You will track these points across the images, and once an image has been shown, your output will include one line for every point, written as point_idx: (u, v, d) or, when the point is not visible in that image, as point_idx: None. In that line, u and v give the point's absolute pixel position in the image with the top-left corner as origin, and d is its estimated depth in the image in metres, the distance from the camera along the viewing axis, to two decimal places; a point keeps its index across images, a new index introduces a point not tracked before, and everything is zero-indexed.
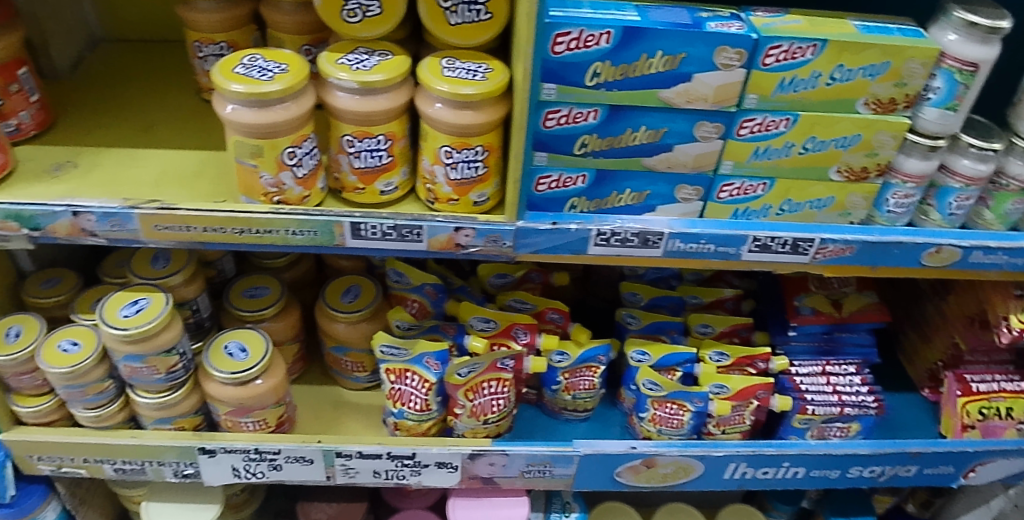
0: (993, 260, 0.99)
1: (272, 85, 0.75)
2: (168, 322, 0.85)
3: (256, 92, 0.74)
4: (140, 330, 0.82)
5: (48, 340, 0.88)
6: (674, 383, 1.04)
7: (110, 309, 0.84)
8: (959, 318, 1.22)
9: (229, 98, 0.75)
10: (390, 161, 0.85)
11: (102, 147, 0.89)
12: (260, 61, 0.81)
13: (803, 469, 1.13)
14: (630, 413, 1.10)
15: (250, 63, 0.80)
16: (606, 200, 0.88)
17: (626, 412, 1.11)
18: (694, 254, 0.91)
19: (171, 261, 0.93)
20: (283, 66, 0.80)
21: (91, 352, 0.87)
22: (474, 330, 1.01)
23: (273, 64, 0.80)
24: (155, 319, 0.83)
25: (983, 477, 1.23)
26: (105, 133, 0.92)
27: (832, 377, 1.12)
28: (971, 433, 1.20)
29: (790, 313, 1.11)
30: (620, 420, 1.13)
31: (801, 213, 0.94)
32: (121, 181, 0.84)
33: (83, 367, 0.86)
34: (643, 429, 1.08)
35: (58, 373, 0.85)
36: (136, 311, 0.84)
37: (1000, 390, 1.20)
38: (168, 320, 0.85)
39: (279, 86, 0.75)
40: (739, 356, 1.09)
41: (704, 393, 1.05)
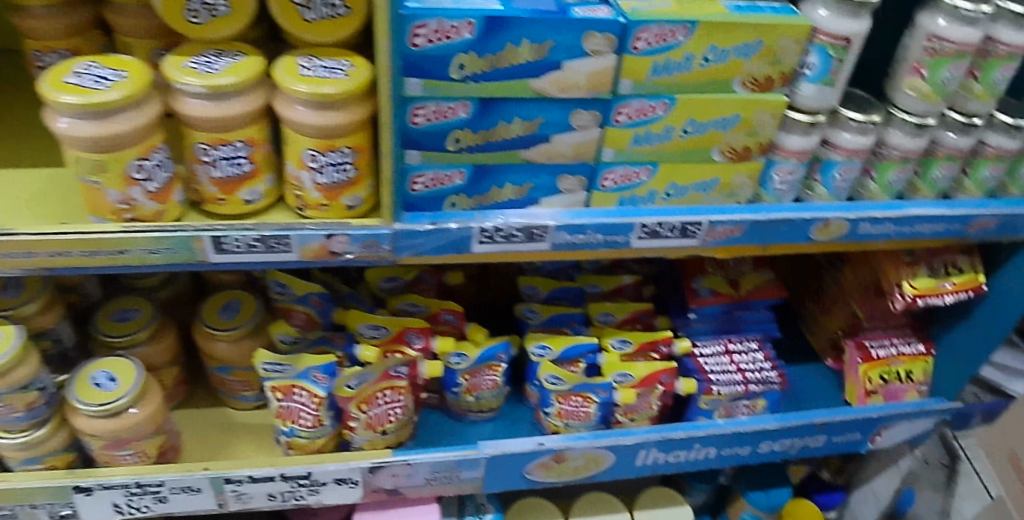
0: (880, 230, 1.00)
1: (111, 94, 0.69)
2: (21, 356, 0.80)
3: (93, 102, 0.68)
4: None
5: None
6: (577, 376, 1.04)
7: None
8: (857, 288, 1.27)
9: (62, 111, 0.69)
10: (253, 168, 0.80)
11: None
12: (96, 69, 0.74)
13: (714, 449, 1.16)
14: (538, 409, 1.11)
15: (84, 71, 0.74)
16: (487, 196, 0.86)
17: (535, 408, 1.12)
18: (583, 245, 0.90)
19: (23, 290, 0.87)
20: (123, 73, 0.74)
21: None
22: (364, 338, 0.99)
23: (111, 71, 0.74)
24: (7, 353, 0.78)
25: (889, 440, 1.27)
26: None
27: (734, 356, 1.14)
28: (875, 398, 1.24)
29: (689, 296, 1.14)
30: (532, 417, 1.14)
31: (688, 196, 0.93)
32: None
33: None
34: (552, 423, 1.09)
35: None
36: None
37: (900, 355, 1.25)
38: (19, 355, 0.79)
39: (119, 94, 0.69)
40: (641, 341, 1.10)
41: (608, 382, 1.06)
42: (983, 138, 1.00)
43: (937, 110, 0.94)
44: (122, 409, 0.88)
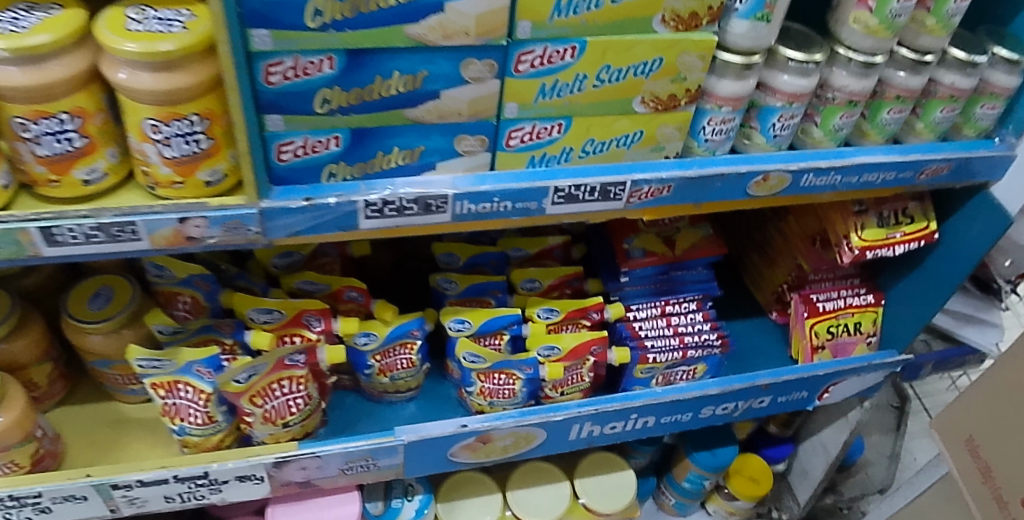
0: (824, 181, 0.91)
1: None
2: None
3: None
4: None
5: None
6: (494, 354, 0.98)
7: None
8: (801, 239, 1.23)
9: None
10: (87, 143, 0.67)
11: None
12: None
13: (653, 418, 1.10)
14: (460, 389, 1.04)
15: None
16: (371, 163, 0.74)
17: (458, 387, 1.05)
18: (489, 214, 0.79)
19: None
20: None
21: None
22: (256, 323, 0.91)
23: None
24: None
25: (838, 395, 1.25)
26: None
27: (672, 318, 1.08)
28: (822, 353, 1.23)
29: (621, 258, 1.06)
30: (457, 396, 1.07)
31: (608, 152, 0.82)
32: None
33: None
34: (475, 402, 1.03)
35: None
36: None
37: (849, 307, 1.24)
38: None
39: None
40: (570, 309, 1.04)
41: (533, 358, 1.00)
42: (935, 77, 0.91)
43: (886, 47, 0.83)
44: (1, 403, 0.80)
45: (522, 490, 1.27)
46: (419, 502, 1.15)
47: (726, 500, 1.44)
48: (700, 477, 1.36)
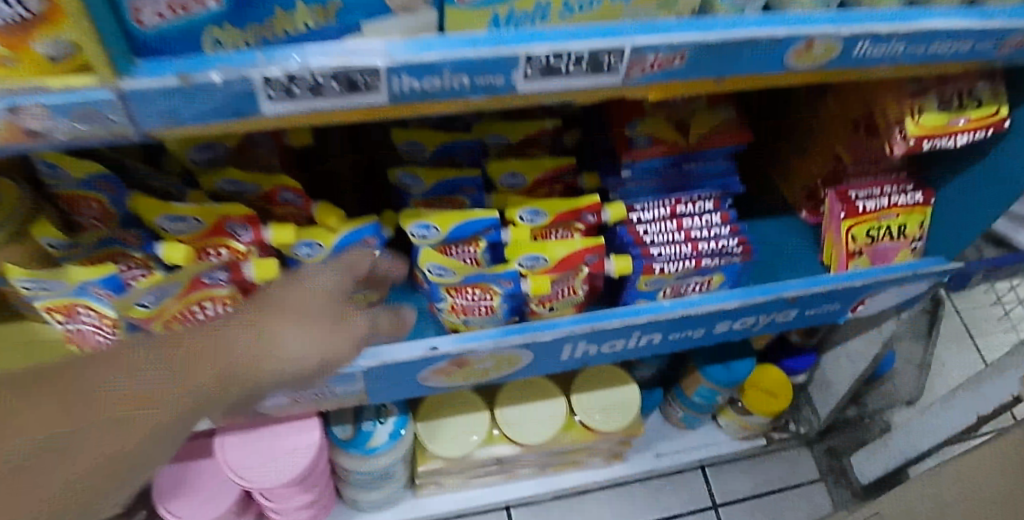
0: (883, 52, 0.70)
1: None
2: None
3: None
4: None
5: None
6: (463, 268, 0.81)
7: None
8: (842, 123, 1.04)
9: None
10: None
11: None
12: None
13: (660, 335, 0.94)
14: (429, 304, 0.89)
15: None
16: (269, 25, 0.57)
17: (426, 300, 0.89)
18: (439, 92, 0.60)
19: None
20: None
21: None
22: (168, 233, 0.75)
23: None
24: None
25: (873, 307, 1.11)
26: None
27: (684, 221, 0.90)
28: (858, 261, 1.06)
29: (622, 148, 0.86)
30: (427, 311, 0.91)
31: (599, 9, 0.62)
32: None
33: None
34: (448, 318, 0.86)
35: None
36: None
37: (891, 207, 1.06)
38: None
39: None
40: (559, 212, 0.85)
41: (514, 270, 0.83)
42: None
43: None
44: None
45: (513, 408, 1.13)
46: (393, 425, 1.02)
47: (739, 413, 1.33)
48: (711, 391, 1.23)
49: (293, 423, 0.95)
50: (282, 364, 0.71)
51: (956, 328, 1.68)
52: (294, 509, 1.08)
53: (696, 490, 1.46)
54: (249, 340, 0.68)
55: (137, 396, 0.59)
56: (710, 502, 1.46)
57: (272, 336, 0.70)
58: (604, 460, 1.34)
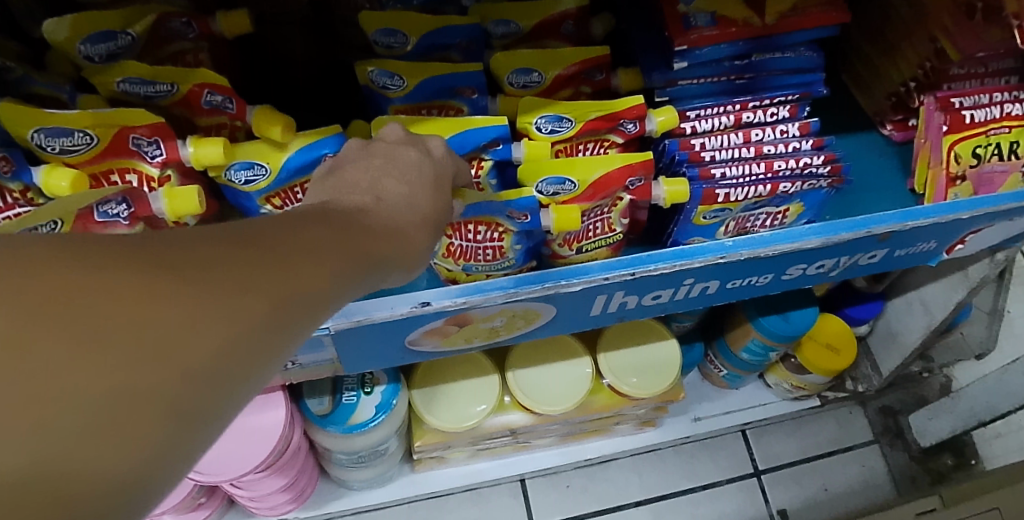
0: None
1: None
2: None
3: None
4: None
5: None
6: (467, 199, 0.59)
7: None
8: (945, 6, 0.79)
9: None
10: None
11: None
12: None
13: (717, 283, 0.73)
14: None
15: None
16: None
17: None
18: None
19: None
20: None
21: None
22: (49, 154, 0.54)
23: None
24: None
25: (973, 245, 0.89)
26: None
27: (752, 132, 0.68)
28: (960, 188, 0.84)
29: (674, 32, 0.63)
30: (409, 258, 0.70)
31: None
32: None
33: None
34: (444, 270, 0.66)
35: None
36: None
37: (1004, 118, 0.83)
38: None
39: None
40: (588, 121, 0.64)
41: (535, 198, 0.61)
42: None
43: None
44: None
45: (527, 370, 0.94)
46: (381, 396, 0.81)
47: (793, 371, 1.14)
48: (763, 348, 1.03)
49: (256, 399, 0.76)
50: (417, 251, 0.43)
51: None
52: (272, 493, 0.91)
53: (737, 456, 1.28)
54: (349, 222, 0.38)
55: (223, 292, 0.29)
56: (753, 469, 1.27)
57: (392, 212, 0.41)
58: (634, 427, 1.15)
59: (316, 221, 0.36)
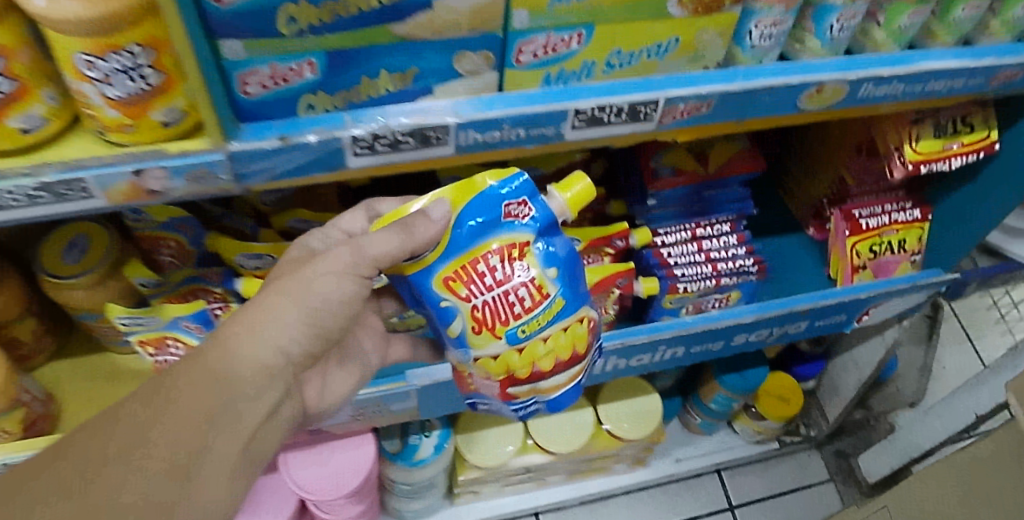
0: (886, 92, 0.75)
1: None
2: None
3: None
4: None
5: None
6: (457, 210, 0.64)
7: None
8: (848, 149, 1.09)
9: None
10: (16, 85, 0.57)
11: None
12: None
13: (682, 348, 1.02)
14: (475, 387, 0.69)
15: None
16: (346, 2, 0.54)
17: (468, 385, 0.70)
18: (499, 143, 0.69)
19: None
20: None
21: None
22: (245, 270, 0.82)
23: None
24: None
25: (878, 315, 1.14)
26: None
27: (704, 243, 0.99)
28: (863, 274, 1.11)
29: (647, 179, 0.95)
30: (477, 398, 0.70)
31: (637, 65, 0.70)
32: None
33: None
34: (498, 361, 0.65)
35: None
36: None
37: (893, 223, 1.11)
38: None
39: None
40: (591, 238, 0.93)
41: (527, 182, 0.66)
42: None
43: None
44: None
45: (545, 419, 1.21)
46: (437, 439, 1.08)
47: (753, 419, 1.41)
48: (727, 398, 1.31)
49: (350, 438, 1.02)
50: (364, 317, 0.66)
51: (955, 332, 1.69)
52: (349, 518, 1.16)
53: (714, 493, 1.53)
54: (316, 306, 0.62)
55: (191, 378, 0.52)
56: (726, 504, 1.53)
57: None
58: (628, 466, 1.42)
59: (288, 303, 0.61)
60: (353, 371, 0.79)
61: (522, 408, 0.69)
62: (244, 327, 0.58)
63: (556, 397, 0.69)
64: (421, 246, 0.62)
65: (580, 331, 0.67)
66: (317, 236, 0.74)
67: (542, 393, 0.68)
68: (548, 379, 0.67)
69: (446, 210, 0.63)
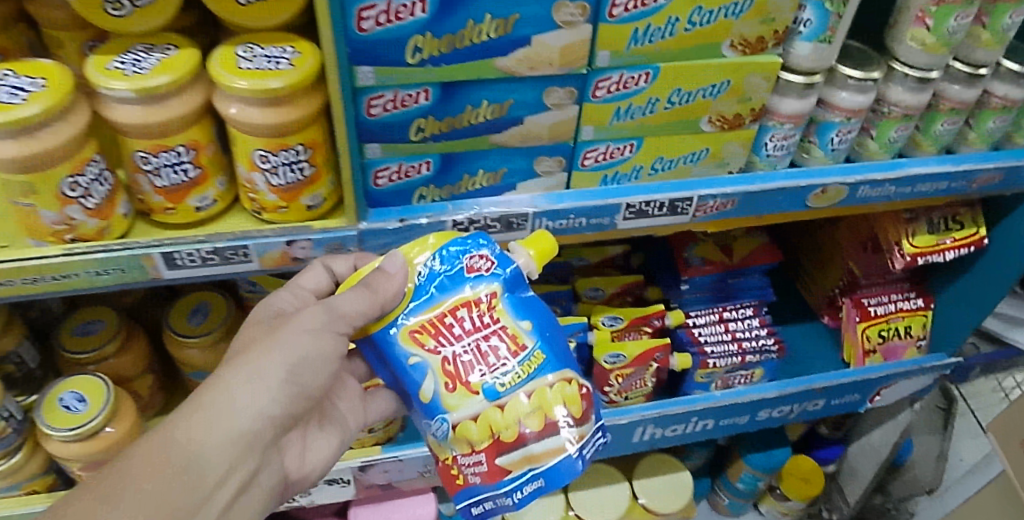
0: (880, 193, 0.92)
1: (120, 82, 0.65)
2: (116, 407, 0.86)
3: (143, 88, 0.65)
4: (88, 428, 0.82)
5: (50, 395, 0.85)
6: (417, 270, 0.67)
7: (51, 400, 0.84)
8: (852, 245, 1.25)
9: (114, 98, 0.66)
10: (200, 173, 0.73)
11: None
12: (142, 53, 0.68)
13: (712, 420, 1.13)
14: (464, 473, 0.64)
15: (130, 55, 0.68)
16: (460, 118, 0.73)
17: (457, 477, 0.65)
18: (566, 229, 0.84)
19: (100, 330, 0.90)
20: (160, 58, 0.68)
21: (99, 411, 0.83)
22: None
23: (140, 53, 0.68)
24: (107, 401, 0.84)
25: (889, 398, 1.25)
26: None
27: (730, 324, 1.13)
28: (875, 358, 1.22)
29: (681, 267, 1.11)
30: (468, 494, 0.64)
31: (676, 169, 0.87)
32: None
33: (90, 427, 0.83)
34: (478, 423, 0.62)
35: (62, 435, 0.82)
36: (78, 403, 0.83)
37: (898, 311, 1.24)
38: (115, 408, 0.85)
39: (126, 85, 0.65)
40: (632, 316, 1.08)
41: (485, 239, 0.68)
42: (987, 88, 0.89)
43: (943, 62, 0.82)
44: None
45: (584, 492, 1.29)
46: None
47: (779, 500, 1.48)
48: (753, 478, 1.39)
49: (412, 498, 1.12)
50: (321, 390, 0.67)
51: (971, 427, 1.63)
52: None
53: None
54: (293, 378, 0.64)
55: (159, 453, 0.55)
56: None
57: None
58: None
59: (268, 376, 0.62)
60: (336, 434, 0.77)
61: (517, 492, 0.63)
62: (213, 394, 0.60)
63: (557, 472, 0.62)
64: (388, 302, 0.65)
65: (569, 391, 0.64)
66: (284, 297, 0.76)
67: (538, 466, 0.62)
68: (540, 444, 0.62)
69: (404, 263, 0.67)
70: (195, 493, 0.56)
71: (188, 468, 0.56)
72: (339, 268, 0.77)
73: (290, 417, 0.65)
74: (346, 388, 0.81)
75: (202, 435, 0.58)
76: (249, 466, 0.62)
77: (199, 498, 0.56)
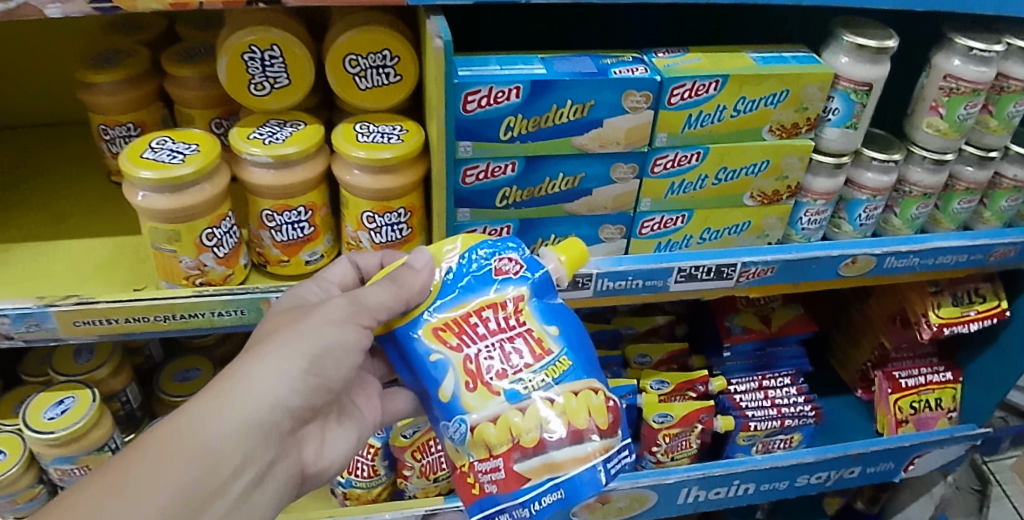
0: (905, 264, 1.01)
1: (257, 148, 0.77)
2: None
3: (276, 155, 0.76)
4: None
5: None
6: (446, 272, 0.70)
7: None
8: (880, 320, 1.34)
9: (250, 161, 0.77)
10: (313, 231, 0.84)
11: (27, 242, 0.87)
12: (273, 127, 0.81)
13: (754, 485, 1.17)
14: (480, 481, 0.64)
15: (263, 128, 0.81)
16: (537, 188, 0.85)
17: (473, 486, 0.65)
18: (624, 290, 0.94)
19: (198, 376, 0.99)
20: (289, 132, 0.80)
21: None
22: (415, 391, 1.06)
23: (272, 128, 0.81)
24: None
25: (923, 468, 1.29)
26: (23, 231, 0.89)
27: (770, 391, 1.19)
28: (907, 427, 1.28)
29: (723, 335, 1.21)
30: (484, 505, 0.64)
31: (721, 239, 0.98)
32: (51, 274, 0.82)
33: None
34: (497, 426, 0.63)
35: None
36: None
37: (929, 383, 1.30)
38: None
39: (262, 151, 0.76)
40: (679, 381, 1.15)
41: (513, 246, 0.72)
42: (999, 170, 1.01)
43: (956, 145, 0.94)
44: (34, 463, 0.90)
45: None
46: None
47: None
48: None
49: None
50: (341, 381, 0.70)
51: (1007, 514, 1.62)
52: None
53: None
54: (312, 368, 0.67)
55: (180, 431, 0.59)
56: None
57: None
58: None
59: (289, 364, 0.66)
60: (353, 429, 0.81)
61: (536, 503, 0.63)
62: (232, 383, 0.63)
63: (579, 483, 0.62)
64: (413, 298, 0.69)
65: (595, 401, 0.65)
66: (311, 288, 0.77)
67: (559, 476, 0.62)
68: (562, 451, 0.62)
69: (431, 261, 0.70)
70: (214, 471, 0.59)
71: (207, 449, 0.59)
72: (366, 264, 0.80)
73: (306, 407, 0.68)
74: (364, 387, 0.85)
75: (220, 421, 0.61)
76: (265, 455, 0.64)
77: (217, 481, 0.59)
